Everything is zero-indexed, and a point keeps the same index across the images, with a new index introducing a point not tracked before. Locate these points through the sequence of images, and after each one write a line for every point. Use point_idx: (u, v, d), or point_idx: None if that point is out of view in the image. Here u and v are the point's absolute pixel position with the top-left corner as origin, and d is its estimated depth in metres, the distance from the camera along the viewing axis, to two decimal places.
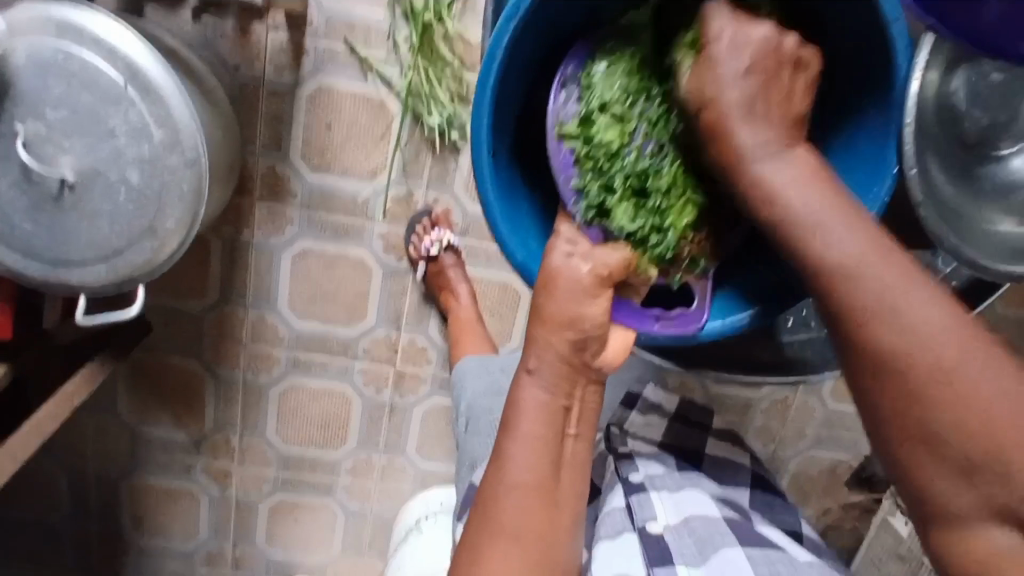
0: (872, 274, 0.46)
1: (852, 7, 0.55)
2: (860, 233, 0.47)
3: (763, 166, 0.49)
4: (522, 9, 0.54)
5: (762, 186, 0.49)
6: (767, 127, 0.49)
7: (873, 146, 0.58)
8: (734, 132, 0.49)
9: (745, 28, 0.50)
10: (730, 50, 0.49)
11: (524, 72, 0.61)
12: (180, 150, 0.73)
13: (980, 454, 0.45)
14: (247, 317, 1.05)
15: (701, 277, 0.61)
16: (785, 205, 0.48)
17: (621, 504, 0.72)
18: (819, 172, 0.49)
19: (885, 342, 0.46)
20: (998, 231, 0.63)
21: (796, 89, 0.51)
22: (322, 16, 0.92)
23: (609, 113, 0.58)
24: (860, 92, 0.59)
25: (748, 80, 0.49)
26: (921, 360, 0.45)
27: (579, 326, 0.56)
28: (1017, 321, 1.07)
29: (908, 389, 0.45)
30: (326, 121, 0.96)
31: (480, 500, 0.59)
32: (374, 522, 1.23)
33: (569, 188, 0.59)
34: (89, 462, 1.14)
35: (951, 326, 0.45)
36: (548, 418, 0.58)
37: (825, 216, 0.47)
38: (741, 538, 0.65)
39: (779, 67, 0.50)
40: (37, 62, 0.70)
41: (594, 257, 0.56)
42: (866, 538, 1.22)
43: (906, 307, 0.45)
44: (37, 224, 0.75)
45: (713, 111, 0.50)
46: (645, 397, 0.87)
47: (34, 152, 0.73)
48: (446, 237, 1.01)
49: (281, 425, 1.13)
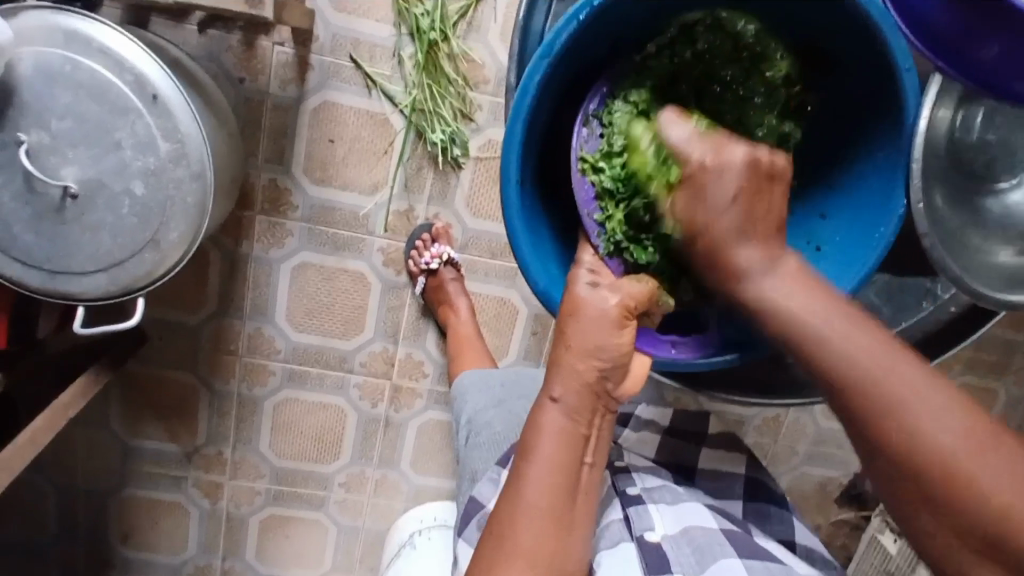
0: (818, 321, 0.49)
1: (861, 51, 0.58)
2: (793, 282, 0.51)
3: (755, 278, 0.51)
4: (556, 48, 0.55)
5: (761, 300, 0.51)
6: (760, 245, 0.52)
7: (881, 186, 0.61)
8: (733, 255, 0.52)
9: (721, 146, 0.53)
10: (717, 173, 0.52)
11: (551, 105, 0.62)
12: (186, 163, 0.74)
13: (961, 459, 0.45)
14: (243, 330, 1.05)
15: (714, 304, 0.64)
16: (739, 267, 0.52)
17: (619, 516, 0.71)
18: (810, 283, 0.52)
19: (887, 401, 0.46)
20: (998, 258, 0.65)
21: (775, 203, 0.53)
22: (328, 33, 0.92)
23: (629, 152, 0.60)
24: (869, 137, 0.61)
25: (736, 206, 0.51)
26: (900, 383, 0.46)
27: (604, 355, 0.57)
28: (1002, 342, 1.10)
29: (885, 405, 0.47)
30: (329, 136, 0.97)
31: (495, 517, 0.58)
32: (366, 538, 1.22)
33: (592, 220, 0.61)
34: (77, 476, 1.12)
35: (910, 359, 0.47)
36: (569, 445, 0.57)
37: (814, 315, 0.49)
38: (738, 548, 0.66)
39: (758, 186, 0.52)
40: (44, 71, 0.70)
41: (622, 289, 0.58)
42: (855, 555, 1.24)
43: (849, 351, 0.48)
44: (39, 235, 0.74)
45: (710, 235, 0.52)
46: (638, 414, 0.87)
47: (37, 162, 0.72)
48: (446, 253, 1.01)
49: (275, 438, 1.12)
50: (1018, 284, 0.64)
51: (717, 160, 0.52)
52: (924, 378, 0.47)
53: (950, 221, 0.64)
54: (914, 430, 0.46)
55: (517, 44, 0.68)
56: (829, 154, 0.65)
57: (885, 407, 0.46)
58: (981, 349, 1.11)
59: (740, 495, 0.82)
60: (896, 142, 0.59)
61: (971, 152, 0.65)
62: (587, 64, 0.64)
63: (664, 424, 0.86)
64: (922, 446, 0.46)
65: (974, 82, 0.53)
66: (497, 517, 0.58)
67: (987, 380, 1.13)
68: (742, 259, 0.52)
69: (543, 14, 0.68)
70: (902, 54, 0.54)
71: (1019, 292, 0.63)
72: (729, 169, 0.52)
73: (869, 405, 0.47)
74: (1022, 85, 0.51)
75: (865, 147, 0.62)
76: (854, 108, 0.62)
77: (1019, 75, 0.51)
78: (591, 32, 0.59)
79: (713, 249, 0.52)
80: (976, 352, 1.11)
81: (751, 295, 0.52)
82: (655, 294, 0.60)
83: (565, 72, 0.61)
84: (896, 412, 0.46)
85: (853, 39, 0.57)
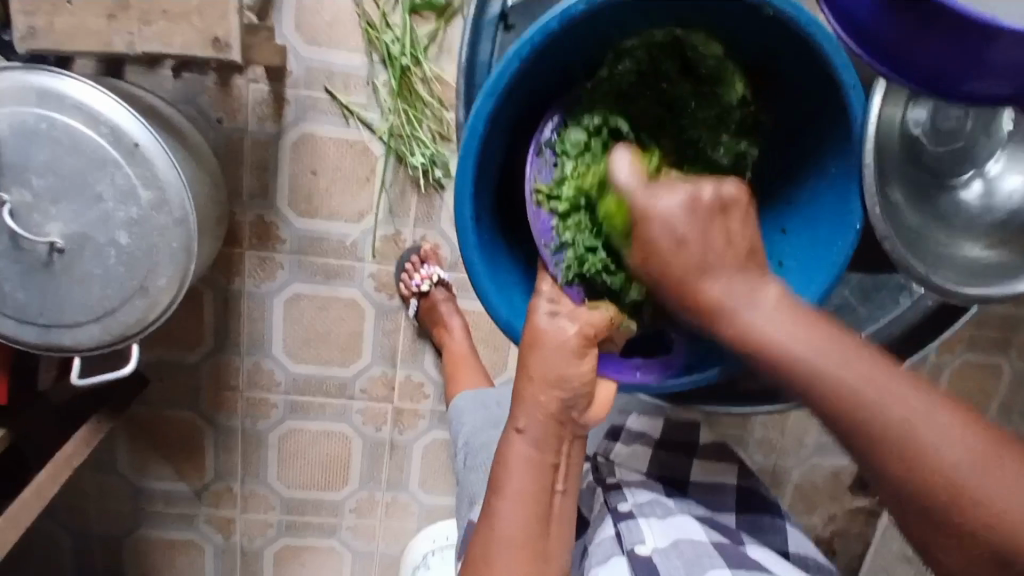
0: (877, 395, 0.45)
1: (805, 67, 0.58)
2: (856, 360, 0.46)
3: (740, 309, 0.49)
4: (501, 87, 0.55)
5: (748, 334, 0.48)
6: (726, 274, 0.49)
7: (835, 197, 0.61)
8: (703, 289, 0.49)
9: (658, 189, 0.52)
10: (670, 219, 0.50)
11: (506, 132, 0.63)
12: (168, 210, 0.74)
13: (1020, 548, 0.43)
14: (242, 365, 1.06)
15: (678, 322, 0.64)
16: (762, 337, 0.48)
17: (611, 532, 0.74)
18: (795, 308, 0.49)
19: (935, 488, 0.44)
20: (966, 253, 0.65)
21: (734, 232, 0.51)
22: (301, 66, 0.93)
23: (584, 183, 0.61)
24: (823, 151, 0.61)
25: (690, 241, 0.50)
26: (955, 468, 0.44)
27: (566, 386, 0.57)
28: (1003, 317, 1.09)
29: (935, 492, 0.44)
30: (311, 168, 0.97)
31: (472, 558, 0.60)
32: (381, 561, 1.22)
33: (549, 250, 0.62)
34: (91, 520, 1.14)
35: (962, 438, 0.44)
36: (537, 471, 0.59)
37: (816, 347, 0.47)
38: (728, 561, 0.67)
39: (711, 217, 0.50)
40: (21, 131, 0.71)
41: (580, 318, 0.58)
42: (874, 542, 1.22)
43: (924, 432, 0.44)
44: (30, 291, 0.75)
45: (673, 280, 0.50)
46: (628, 428, 0.90)
47: (21, 221, 0.73)
48: (436, 274, 1.02)
49: (282, 470, 1.13)
50: (989, 277, 0.64)
51: (670, 204, 0.50)
52: (979, 459, 0.44)
53: (911, 221, 0.65)
54: (999, 509, 0.43)
55: (463, 80, 0.69)
56: (790, 161, 0.66)
57: (941, 495, 0.44)
58: (983, 326, 1.10)
59: (732, 507, 0.81)
60: (847, 153, 0.59)
61: (921, 150, 0.67)
62: (546, 89, 0.64)
63: (655, 436, 0.88)
64: (981, 540, 0.44)
65: (921, 81, 0.54)
66: (474, 556, 0.59)
67: (992, 357, 1.12)
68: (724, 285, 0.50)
69: (489, 46, 0.69)
70: (846, 72, 0.54)
71: (990, 284, 0.63)
72: (684, 211, 0.50)
73: (926, 497, 0.45)
74: (973, 85, 0.52)
75: (819, 156, 0.63)
76: (809, 118, 0.62)
77: (966, 68, 0.51)
78: (541, 61, 0.59)
79: (688, 297, 0.50)
80: (978, 329, 1.10)
81: (739, 324, 0.48)
82: (616, 319, 0.61)
83: (513, 104, 0.61)
84: (953, 500, 0.44)
85: (801, 60, 0.58)
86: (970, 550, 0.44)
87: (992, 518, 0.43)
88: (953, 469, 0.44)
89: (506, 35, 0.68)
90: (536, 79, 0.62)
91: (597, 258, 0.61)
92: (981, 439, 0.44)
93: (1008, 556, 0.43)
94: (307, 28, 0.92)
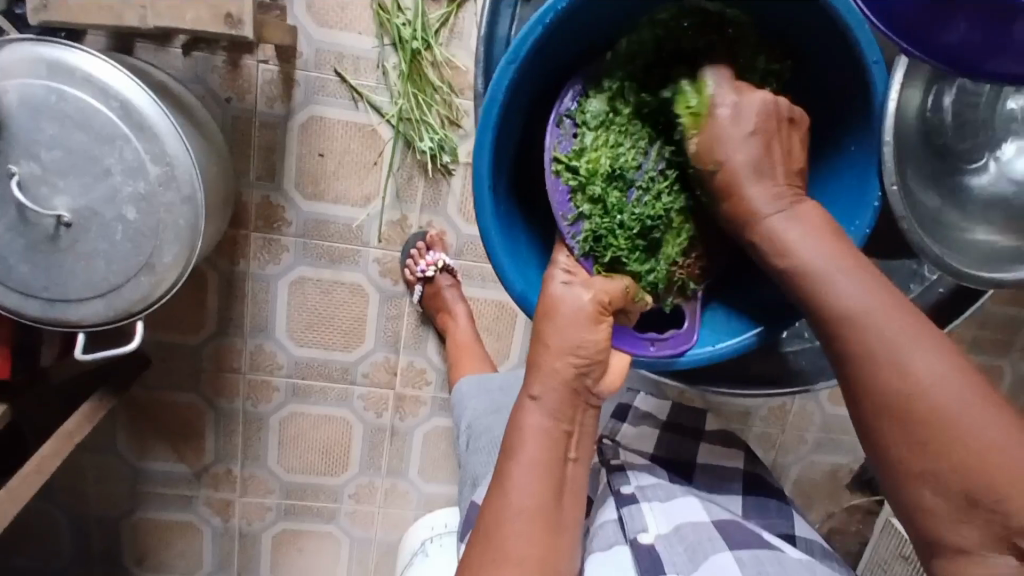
0: (883, 318, 0.48)
1: (827, 41, 0.59)
2: (868, 285, 0.50)
3: (770, 219, 0.54)
4: (522, 53, 0.55)
5: (774, 238, 0.54)
6: (773, 183, 0.55)
7: (853, 175, 0.62)
8: (745, 189, 0.55)
9: (744, 89, 0.56)
10: (732, 120, 0.55)
11: (523, 108, 0.63)
12: (176, 186, 0.74)
13: (980, 491, 0.46)
14: (245, 347, 1.06)
15: (691, 299, 0.66)
16: (793, 249, 0.53)
17: (613, 516, 0.74)
18: (826, 227, 0.53)
19: (912, 414, 0.47)
20: (982, 238, 0.66)
21: (794, 145, 0.57)
22: (311, 48, 0.93)
23: (605, 155, 0.61)
24: (842, 129, 0.63)
25: (752, 143, 0.55)
26: (929, 404, 0.46)
27: (583, 352, 0.58)
28: (1006, 318, 1.09)
29: (903, 416, 0.47)
30: (318, 149, 0.97)
31: (482, 526, 0.59)
32: (379, 548, 1.22)
33: (566, 220, 0.61)
34: (89, 502, 1.14)
35: (949, 374, 0.46)
36: (550, 443, 0.59)
37: (834, 270, 0.51)
38: (729, 543, 0.68)
39: (778, 127, 0.56)
40: (29, 104, 0.71)
41: (595, 285, 0.59)
42: (870, 541, 1.22)
43: (916, 360, 0.47)
44: (35, 265, 0.75)
45: (725, 173, 0.55)
46: (636, 407, 0.92)
47: (29, 193, 0.73)
48: (442, 260, 1.01)
49: (282, 453, 1.13)
50: (1004, 262, 0.65)
51: (735, 106, 0.55)
52: (960, 398, 0.46)
53: (929, 203, 0.65)
54: (952, 428, 0.46)
55: (483, 50, 0.69)
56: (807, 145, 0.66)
57: (912, 420, 0.47)
58: (983, 326, 1.10)
59: (739, 491, 0.84)
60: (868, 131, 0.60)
61: (938, 134, 0.66)
62: (561, 69, 0.64)
63: (662, 418, 0.92)
64: (937, 477, 0.47)
65: (940, 63, 0.53)
66: (485, 527, 0.58)
67: (993, 358, 1.12)
68: (751, 194, 0.54)
69: (508, 21, 0.68)
70: (870, 50, 0.56)
71: (1005, 269, 0.64)
72: (749, 114, 0.55)
73: (901, 428, 0.47)
74: (992, 64, 0.51)
75: (840, 138, 0.63)
76: (825, 96, 0.63)
77: (989, 52, 0.50)
78: (554, 37, 0.59)
79: (727, 188, 0.55)
80: (981, 330, 1.10)
81: (767, 230, 0.54)
82: (632, 291, 0.61)
83: (531, 79, 0.61)
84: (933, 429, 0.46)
85: (820, 28, 0.58)
86: (928, 486, 0.47)
87: (906, 386, 0.47)
88: (929, 391, 0.46)
89: (526, 10, 0.67)
90: (551, 59, 0.62)
91: (614, 237, 0.61)
92: (968, 381, 0.47)
93: (975, 491, 0.46)
94: (318, 10, 0.91)
